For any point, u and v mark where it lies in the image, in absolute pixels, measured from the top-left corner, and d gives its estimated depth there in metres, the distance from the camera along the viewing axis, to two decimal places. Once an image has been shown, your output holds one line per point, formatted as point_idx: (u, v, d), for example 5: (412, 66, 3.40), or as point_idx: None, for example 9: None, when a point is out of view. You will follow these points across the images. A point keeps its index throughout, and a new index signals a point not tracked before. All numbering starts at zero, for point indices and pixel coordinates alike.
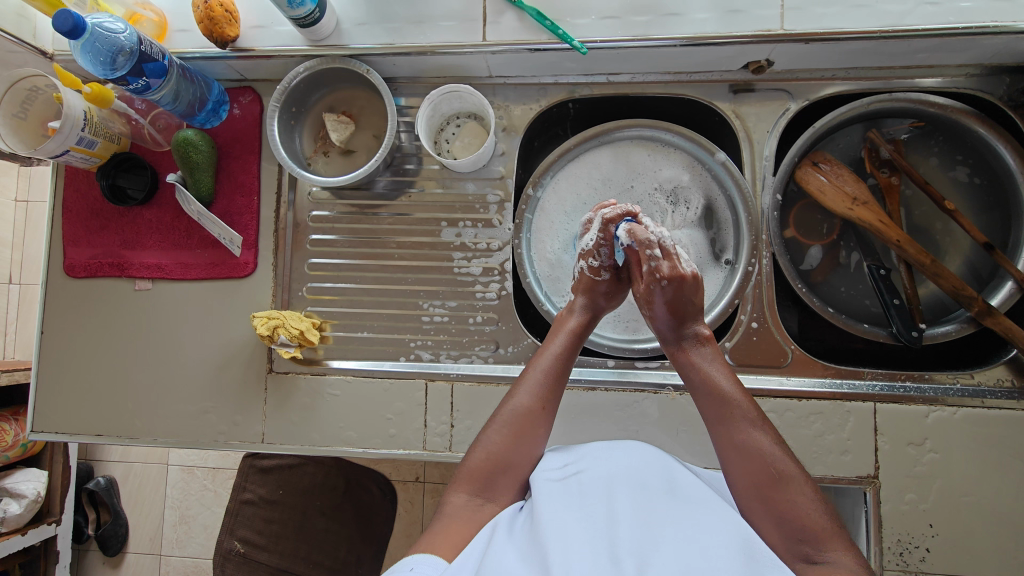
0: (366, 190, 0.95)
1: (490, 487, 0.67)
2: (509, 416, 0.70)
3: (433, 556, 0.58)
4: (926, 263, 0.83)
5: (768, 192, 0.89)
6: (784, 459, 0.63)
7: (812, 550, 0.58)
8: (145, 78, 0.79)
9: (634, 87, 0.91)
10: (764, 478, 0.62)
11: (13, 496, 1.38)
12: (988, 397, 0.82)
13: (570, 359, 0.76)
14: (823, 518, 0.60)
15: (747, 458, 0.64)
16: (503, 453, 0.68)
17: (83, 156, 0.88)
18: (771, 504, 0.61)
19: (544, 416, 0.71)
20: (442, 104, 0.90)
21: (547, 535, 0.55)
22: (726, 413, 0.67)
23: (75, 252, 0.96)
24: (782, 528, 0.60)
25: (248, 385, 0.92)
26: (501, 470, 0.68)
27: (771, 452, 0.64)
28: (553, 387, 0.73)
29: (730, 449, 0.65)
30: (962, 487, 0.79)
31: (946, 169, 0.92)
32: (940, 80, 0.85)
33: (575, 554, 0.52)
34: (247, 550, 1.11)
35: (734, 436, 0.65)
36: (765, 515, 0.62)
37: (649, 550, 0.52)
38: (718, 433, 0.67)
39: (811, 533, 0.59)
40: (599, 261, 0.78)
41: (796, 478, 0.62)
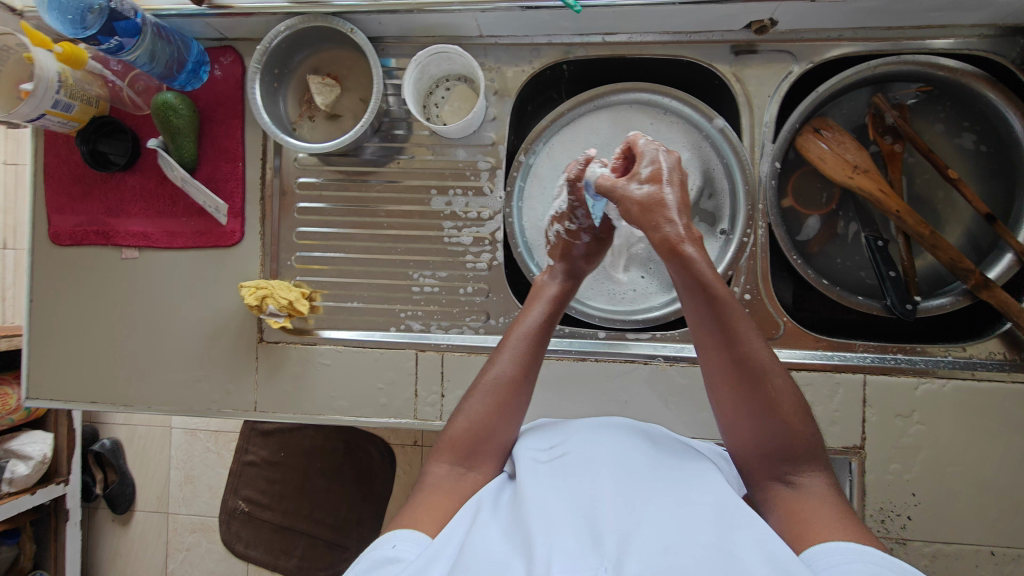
0: (354, 156, 0.92)
1: (471, 456, 0.67)
2: (491, 385, 0.70)
3: (416, 531, 0.58)
4: (924, 234, 0.81)
5: (767, 159, 0.86)
6: (778, 375, 0.57)
7: (790, 470, 0.56)
8: (118, 38, 0.75)
9: (631, 48, 0.87)
10: (755, 397, 0.57)
11: (21, 458, 1.41)
12: (978, 369, 0.81)
13: (549, 326, 0.75)
14: (805, 440, 0.57)
15: (736, 377, 0.57)
16: (482, 420, 0.68)
17: (60, 120, 0.85)
18: (757, 424, 0.57)
19: (525, 383, 0.71)
20: (429, 66, 0.87)
21: (531, 516, 0.55)
22: (716, 322, 0.58)
23: (60, 220, 0.95)
24: (760, 447, 0.57)
25: (240, 353, 0.92)
26: (482, 438, 0.68)
27: (765, 367, 0.57)
28: (532, 353, 0.72)
29: (718, 364, 0.58)
30: (947, 457, 0.80)
31: (951, 136, 0.89)
32: (952, 41, 0.81)
33: (557, 531, 0.52)
34: (251, 509, 1.19)
35: (728, 353, 0.57)
36: (747, 435, 0.58)
37: (631, 529, 0.52)
38: (707, 345, 0.59)
39: (792, 451, 0.56)
40: (577, 224, 0.80)
41: (786, 396, 0.57)
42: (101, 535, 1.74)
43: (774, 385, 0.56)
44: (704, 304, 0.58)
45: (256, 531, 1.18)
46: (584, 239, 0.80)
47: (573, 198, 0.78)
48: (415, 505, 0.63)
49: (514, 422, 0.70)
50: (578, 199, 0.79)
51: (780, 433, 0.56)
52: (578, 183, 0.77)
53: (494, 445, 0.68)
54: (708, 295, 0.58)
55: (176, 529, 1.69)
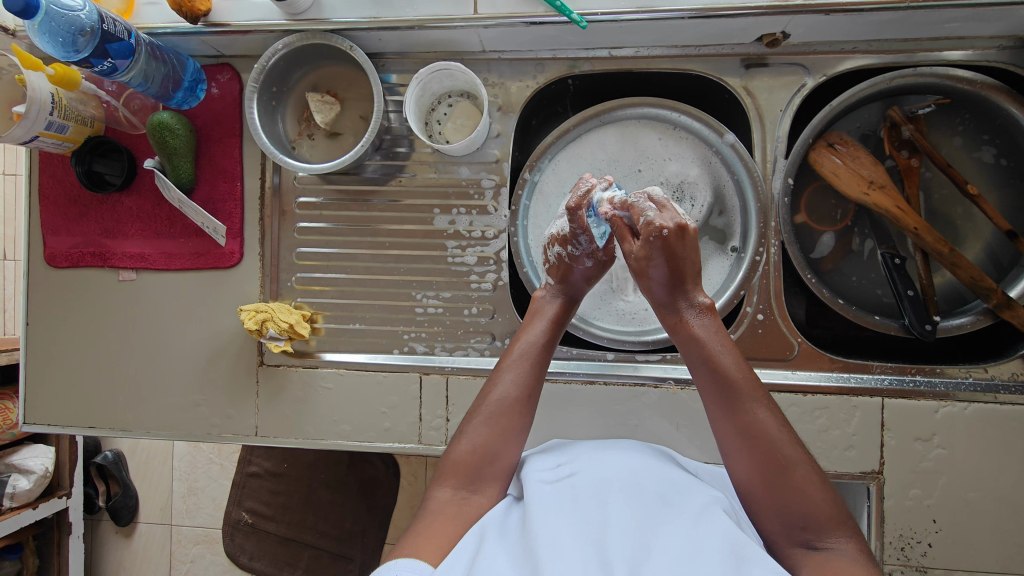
0: (355, 174, 0.90)
1: (476, 479, 0.65)
2: (494, 407, 0.68)
3: (420, 561, 0.54)
4: (944, 251, 0.78)
5: (779, 175, 0.83)
6: (789, 440, 0.57)
7: (814, 536, 0.55)
8: (111, 60, 0.74)
9: (638, 62, 0.85)
10: (773, 463, 0.56)
11: (22, 472, 1.39)
12: (1001, 392, 0.79)
13: (551, 343, 0.73)
14: (829, 507, 0.55)
15: (753, 445, 0.57)
16: (487, 442, 0.66)
17: (54, 141, 0.83)
18: (774, 492, 0.56)
19: (529, 405, 0.69)
20: (431, 83, 0.85)
21: (540, 542, 0.52)
22: (731, 396, 0.59)
23: (56, 242, 0.93)
24: (780, 516, 0.56)
25: (240, 376, 0.90)
26: (489, 461, 0.65)
27: (775, 433, 0.57)
28: (533, 371, 0.70)
29: (733, 438, 0.58)
30: (967, 482, 0.77)
31: (970, 150, 0.86)
32: (970, 53, 0.78)
33: (566, 561, 0.49)
34: (255, 520, 1.20)
35: (734, 419, 0.58)
36: (765, 505, 0.57)
37: (643, 560, 0.50)
38: (718, 412, 0.60)
39: (814, 519, 0.55)
40: (578, 250, 0.74)
41: (800, 461, 0.56)
42: (104, 547, 1.72)
43: (787, 451, 0.56)
44: (717, 375, 0.60)
45: (262, 542, 1.19)
46: (586, 264, 0.75)
47: (576, 224, 0.72)
48: (417, 533, 0.60)
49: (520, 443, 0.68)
50: (581, 224, 0.72)
51: (799, 501, 0.55)
52: (581, 210, 0.71)
53: (501, 467, 0.66)
54: (713, 360, 0.60)
55: (179, 542, 1.67)
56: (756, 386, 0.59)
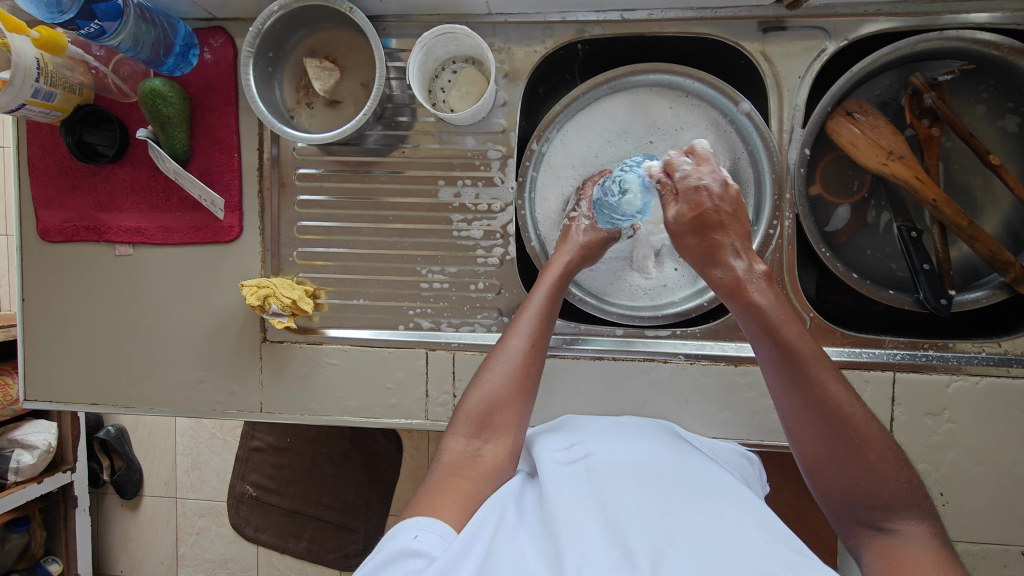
0: (357, 145, 0.87)
1: (485, 425, 0.63)
2: (501, 355, 0.67)
3: (439, 521, 0.53)
4: (962, 225, 0.77)
5: (796, 146, 0.81)
6: (860, 410, 0.57)
7: (882, 516, 0.55)
8: (98, 22, 0.70)
9: (651, 25, 0.81)
10: (842, 446, 0.56)
11: (25, 448, 1.39)
12: (1013, 365, 0.78)
13: (554, 300, 0.73)
14: (901, 488, 0.55)
15: (823, 427, 0.57)
16: (497, 391, 0.65)
17: (42, 110, 0.80)
18: (847, 473, 0.57)
19: (535, 353, 0.68)
20: (435, 48, 0.81)
21: (561, 527, 0.51)
22: (799, 374, 0.57)
23: (48, 216, 0.90)
24: (849, 497, 0.57)
25: (243, 352, 0.89)
26: (497, 411, 0.64)
27: (846, 413, 0.56)
28: (541, 329, 0.69)
29: (803, 416, 0.58)
30: (976, 456, 0.77)
31: (992, 119, 0.83)
32: (998, 15, 0.75)
33: (588, 548, 0.49)
34: (259, 493, 1.23)
35: (804, 398, 0.57)
36: (834, 484, 0.58)
37: (665, 543, 0.48)
38: (785, 389, 0.58)
39: (883, 497, 0.55)
40: (580, 213, 0.80)
41: (869, 438, 0.56)
42: (111, 519, 1.73)
43: (858, 423, 0.56)
44: (785, 353, 0.58)
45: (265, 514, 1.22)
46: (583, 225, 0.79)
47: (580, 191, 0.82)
48: (432, 489, 0.59)
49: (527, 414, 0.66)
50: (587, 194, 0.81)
51: (868, 479, 0.56)
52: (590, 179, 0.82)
53: (513, 420, 0.64)
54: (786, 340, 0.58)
55: (184, 514, 1.67)
56: (825, 363, 0.58)
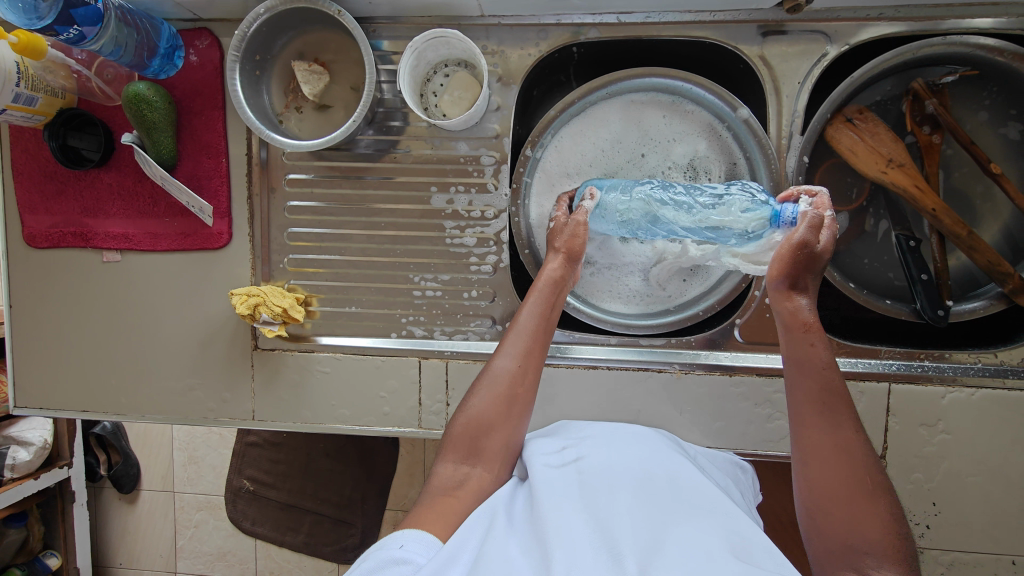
0: (347, 150, 0.85)
1: (472, 452, 0.63)
2: (490, 377, 0.66)
3: (428, 534, 0.53)
4: (961, 234, 0.76)
5: (794, 153, 0.79)
6: (876, 469, 0.57)
7: (871, 563, 0.53)
8: (77, 27, 0.68)
9: (648, 28, 0.79)
10: (852, 484, 0.56)
11: (21, 445, 1.38)
12: (1009, 376, 0.77)
13: (545, 317, 0.69)
14: (896, 541, 0.54)
15: (838, 462, 0.57)
16: (485, 417, 0.64)
17: (23, 114, 0.78)
18: (847, 513, 0.55)
19: (524, 375, 0.66)
20: (426, 51, 0.79)
21: (550, 526, 0.50)
22: (825, 406, 0.59)
23: (34, 221, 0.89)
24: (842, 537, 0.55)
25: (234, 360, 0.88)
26: (483, 436, 0.63)
27: (860, 455, 0.57)
28: (537, 342, 0.68)
29: (819, 449, 0.58)
30: (970, 467, 0.77)
31: (994, 125, 0.82)
32: (1002, 21, 0.74)
33: (574, 549, 0.47)
34: (256, 487, 1.24)
35: (830, 430, 0.59)
36: (829, 527, 0.56)
37: (654, 548, 0.47)
38: (810, 419, 0.60)
39: (876, 546, 0.53)
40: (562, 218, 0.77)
41: (874, 495, 0.56)
42: (108, 513, 1.74)
43: (871, 478, 0.56)
44: (820, 384, 0.60)
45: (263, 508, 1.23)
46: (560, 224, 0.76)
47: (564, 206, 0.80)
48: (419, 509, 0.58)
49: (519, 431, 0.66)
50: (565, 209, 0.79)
51: (865, 526, 0.54)
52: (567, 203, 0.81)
53: (502, 448, 0.64)
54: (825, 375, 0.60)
55: (182, 509, 1.68)
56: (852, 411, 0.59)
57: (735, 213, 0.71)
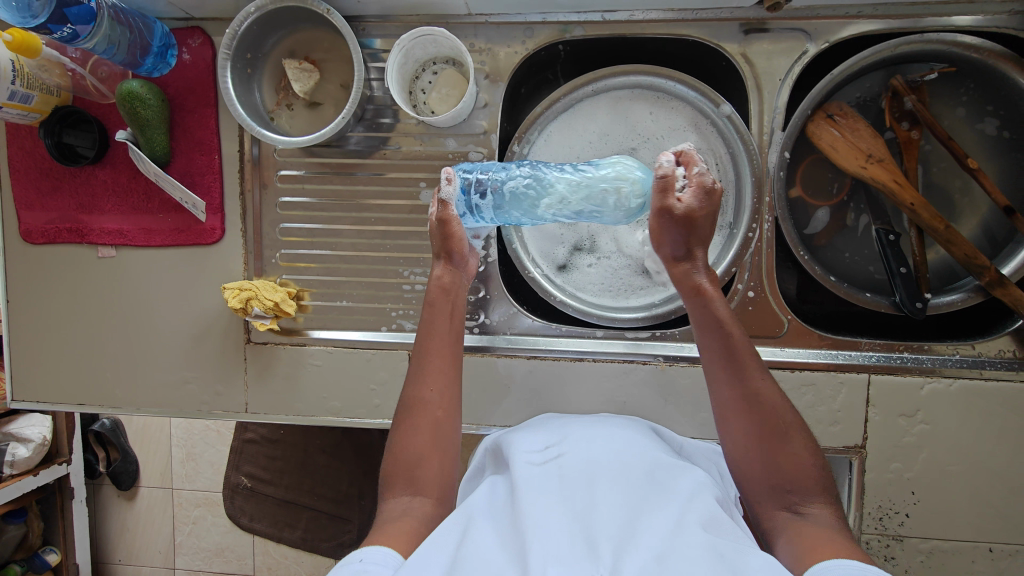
0: (338, 147, 0.87)
1: (410, 424, 0.63)
2: (406, 408, 0.64)
3: (384, 549, 0.54)
4: (938, 228, 0.77)
5: (776, 149, 0.81)
6: (788, 409, 0.59)
7: (798, 500, 0.56)
8: (70, 25, 0.69)
9: (632, 26, 0.81)
10: (768, 428, 0.58)
11: (20, 441, 1.39)
12: (987, 368, 0.79)
13: (446, 327, 0.67)
14: (816, 473, 0.57)
15: (750, 407, 0.59)
16: (414, 390, 0.65)
17: (19, 112, 0.79)
18: (764, 458, 0.58)
19: (440, 396, 0.65)
20: (414, 49, 0.81)
21: (528, 519, 0.51)
22: (731, 359, 0.60)
23: (30, 217, 0.90)
24: (768, 479, 0.58)
25: (227, 353, 0.90)
26: (417, 409, 0.64)
27: (772, 397, 0.59)
28: (440, 306, 0.68)
29: (733, 400, 0.60)
30: (948, 457, 0.79)
31: (973, 121, 0.83)
32: (979, 18, 0.75)
33: (551, 539, 0.49)
34: (253, 484, 1.27)
35: (738, 381, 0.60)
36: (754, 468, 0.58)
37: (629, 542, 0.49)
38: (718, 375, 0.61)
39: (799, 482, 0.56)
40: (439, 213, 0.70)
41: (789, 432, 0.58)
42: (107, 510, 1.75)
43: (785, 418, 0.58)
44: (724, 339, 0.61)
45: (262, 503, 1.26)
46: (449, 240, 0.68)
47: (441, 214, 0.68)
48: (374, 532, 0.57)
49: (456, 399, 0.66)
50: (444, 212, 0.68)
51: (788, 464, 0.57)
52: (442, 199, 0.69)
53: (442, 421, 0.64)
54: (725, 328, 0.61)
55: (181, 505, 1.69)
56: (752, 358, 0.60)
57: (614, 180, 0.68)
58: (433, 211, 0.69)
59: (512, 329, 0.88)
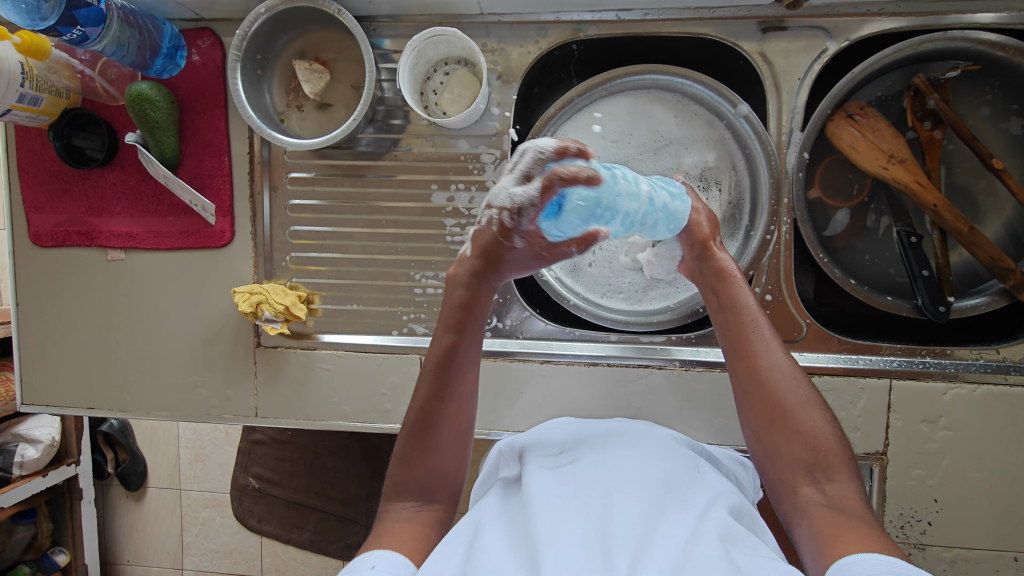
0: (349, 148, 0.86)
1: (425, 437, 0.62)
2: (414, 421, 0.63)
3: (396, 554, 0.53)
4: (962, 230, 0.75)
5: (795, 150, 0.79)
6: (805, 384, 0.59)
7: (820, 474, 0.55)
8: (80, 28, 0.69)
9: (647, 26, 0.79)
10: (785, 402, 0.58)
11: (30, 442, 1.39)
12: (1011, 373, 0.77)
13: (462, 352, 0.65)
14: (836, 445, 0.56)
15: (767, 381, 0.59)
16: (434, 406, 0.63)
17: (29, 114, 0.79)
18: (782, 433, 0.57)
19: (454, 418, 0.63)
20: (426, 50, 0.80)
21: (544, 527, 0.50)
22: (746, 335, 0.62)
23: (40, 220, 0.90)
24: (790, 454, 0.56)
25: (237, 357, 0.89)
26: (427, 424, 0.62)
27: (788, 372, 0.59)
28: (466, 337, 0.65)
29: (749, 380, 0.60)
30: (971, 464, 0.77)
31: (996, 121, 0.82)
32: (1005, 15, 0.73)
33: (567, 546, 0.47)
34: (263, 485, 1.27)
35: (751, 356, 0.61)
36: (773, 444, 0.58)
37: (644, 549, 0.47)
38: (734, 356, 0.62)
39: (822, 460, 0.55)
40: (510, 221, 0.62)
41: (807, 407, 0.57)
42: (116, 510, 1.75)
43: (800, 394, 0.58)
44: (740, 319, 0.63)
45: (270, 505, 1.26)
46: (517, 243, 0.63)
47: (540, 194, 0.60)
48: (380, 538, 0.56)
49: (473, 406, 0.66)
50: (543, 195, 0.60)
51: (806, 435, 0.56)
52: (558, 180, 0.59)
53: (458, 433, 0.63)
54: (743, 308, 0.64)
55: (190, 506, 1.69)
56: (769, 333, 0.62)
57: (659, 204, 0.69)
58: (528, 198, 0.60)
59: (526, 333, 0.87)
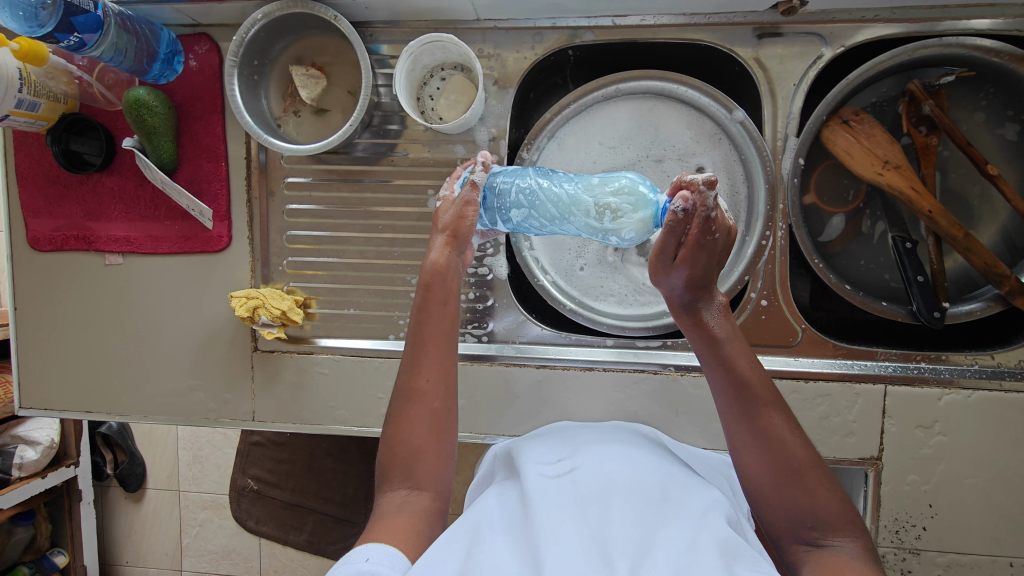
0: (346, 153, 0.86)
1: (403, 416, 0.62)
2: (400, 395, 0.62)
3: (389, 547, 0.53)
4: (958, 236, 0.76)
5: (790, 155, 0.79)
6: (803, 445, 0.57)
7: (819, 535, 0.54)
8: (77, 34, 0.69)
9: (643, 31, 0.79)
10: (786, 467, 0.56)
11: (28, 443, 1.39)
12: (1007, 379, 0.77)
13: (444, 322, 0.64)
14: (839, 508, 0.55)
15: (767, 447, 0.57)
16: (408, 379, 0.62)
17: (26, 120, 0.79)
18: (783, 496, 0.56)
19: (440, 395, 0.62)
20: (423, 55, 0.80)
21: (539, 534, 0.50)
22: (745, 400, 0.59)
23: (37, 225, 0.90)
24: (790, 517, 0.56)
25: (235, 361, 0.89)
26: (414, 400, 0.62)
27: (789, 439, 0.57)
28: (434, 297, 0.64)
29: (749, 443, 0.58)
30: (966, 470, 0.77)
31: (991, 127, 0.82)
32: (999, 22, 0.73)
33: (563, 554, 0.47)
34: (260, 486, 1.26)
35: (750, 421, 0.58)
36: (773, 505, 0.57)
37: (643, 558, 0.48)
38: (732, 424, 0.60)
39: (824, 523, 0.54)
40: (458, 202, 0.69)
41: (807, 470, 0.56)
42: (115, 511, 1.75)
43: (799, 456, 0.56)
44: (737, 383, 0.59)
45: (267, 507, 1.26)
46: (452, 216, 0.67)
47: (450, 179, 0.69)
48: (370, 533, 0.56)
49: (451, 388, 0.63)
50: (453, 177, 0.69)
51: (806, 500, 0.55)
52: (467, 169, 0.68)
53: (442, 412, 0.62)
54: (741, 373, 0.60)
55: (188, 507, 1.69)
56: (769, 398, 0.59)
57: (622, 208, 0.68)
58: (446, 197, 0.68)
59: (521, 338, 0.87)
